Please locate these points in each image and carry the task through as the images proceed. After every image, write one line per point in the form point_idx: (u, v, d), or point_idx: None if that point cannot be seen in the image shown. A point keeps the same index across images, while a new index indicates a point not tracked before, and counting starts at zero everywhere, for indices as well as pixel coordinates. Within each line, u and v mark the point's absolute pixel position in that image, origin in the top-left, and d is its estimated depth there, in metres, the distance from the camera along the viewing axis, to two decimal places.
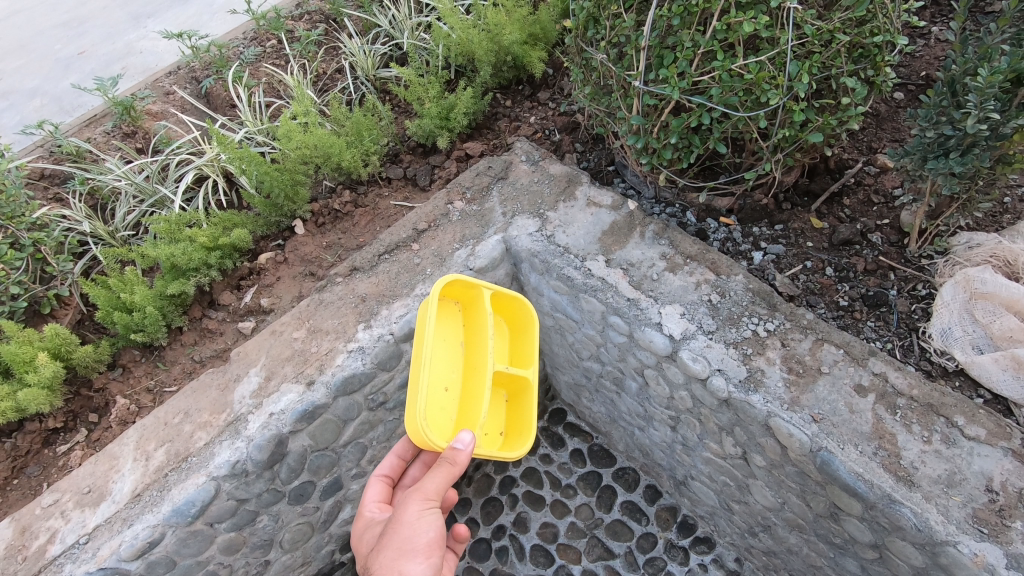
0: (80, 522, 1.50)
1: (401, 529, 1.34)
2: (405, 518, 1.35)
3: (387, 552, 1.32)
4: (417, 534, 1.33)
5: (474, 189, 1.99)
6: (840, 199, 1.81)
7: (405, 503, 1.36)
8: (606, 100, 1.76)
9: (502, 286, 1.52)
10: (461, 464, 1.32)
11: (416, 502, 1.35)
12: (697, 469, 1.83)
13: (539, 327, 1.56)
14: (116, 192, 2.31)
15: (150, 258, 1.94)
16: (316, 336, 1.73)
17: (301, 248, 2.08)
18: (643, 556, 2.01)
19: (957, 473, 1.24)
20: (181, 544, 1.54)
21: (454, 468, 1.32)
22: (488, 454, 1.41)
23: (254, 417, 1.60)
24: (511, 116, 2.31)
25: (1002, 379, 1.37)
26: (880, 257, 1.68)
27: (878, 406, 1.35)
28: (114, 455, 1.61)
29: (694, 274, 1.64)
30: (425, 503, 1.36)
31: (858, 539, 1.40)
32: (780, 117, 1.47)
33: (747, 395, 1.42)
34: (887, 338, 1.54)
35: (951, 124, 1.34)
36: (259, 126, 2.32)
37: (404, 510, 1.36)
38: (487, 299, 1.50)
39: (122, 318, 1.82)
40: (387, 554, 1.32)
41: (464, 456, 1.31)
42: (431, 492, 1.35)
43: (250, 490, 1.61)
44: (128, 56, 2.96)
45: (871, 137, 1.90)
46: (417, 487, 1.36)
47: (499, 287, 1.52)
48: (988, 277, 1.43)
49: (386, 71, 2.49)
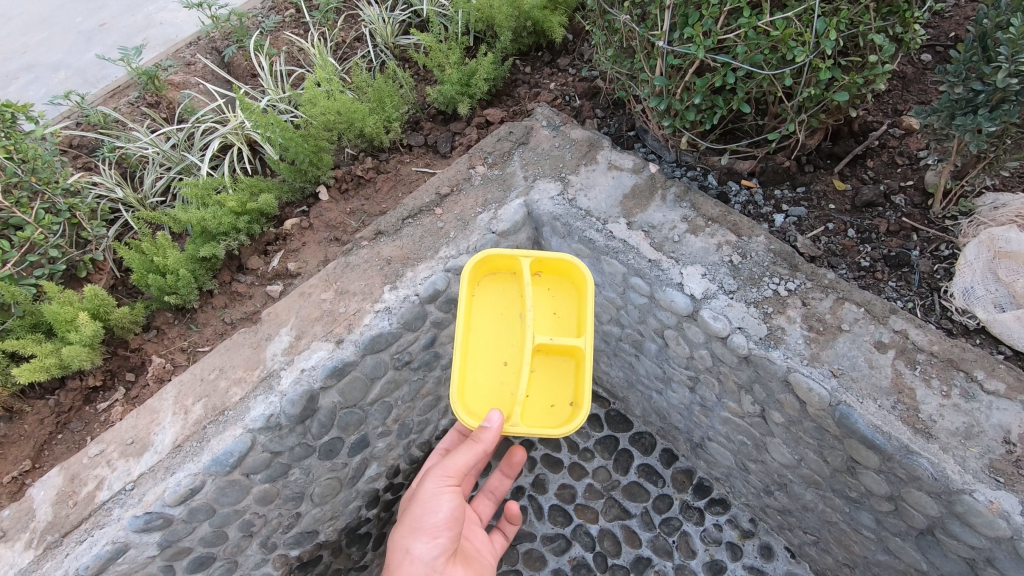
0: (126, 471, 1.58)
1: (421, 505, 1.53)
2: (424, 495, 1.54)
3: (406, 527, 1.51)
4: (434, 510, 1.50)
5: (496, 154, 2.00)
6: (864, 161, 1.80)
7: (428, 483, 1.55)
8: (628, 62, 1.76)
9: (541, 253, 1.54)
10: (485, 442, 1.39)
11: (436, 480, 1.53)
12: (714, 430, 1.87)
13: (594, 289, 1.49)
14: (143, 159, 2.37)
15: (181, 222, 2.00)
16: (344, 297, 1.78)
17: (326, 214, 2.11)
18: (659, 516, 2.07)
19: (975, 425, 1.27)
20: (220, 492, 1.62)
21: (480, 447, 1.42)
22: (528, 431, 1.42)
23: (286, 373, 1.66)
24: (531, 83, 2.31)
25: (1022, 335, 1.40)
26: (903, 218, 1.68)
27: (897, 361, 1.37)
28: (154, 409, 1.68)
29: (716, 236, 1.66)
30: (442, 480, 1.53)
31: (874, 491, 1.43)
32: (806, 75, 1.47)
33: (768, 351, 1.45)
34: (908, 298, 1.56)
35: (981, 80, 1.34)
36: (281, 94, 2.35)
37: (426, 489, 1.54)
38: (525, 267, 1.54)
39: (156, 280, 1.88)
40: (405, 528, 1.51)
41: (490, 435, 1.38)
42: (450, 470, 1.51)
43: (284, 443, 1.68)
44: (149, 27, 2.98)
45: (897, 100, 1.87)
46: (440, 467, 1.53)
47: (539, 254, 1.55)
48: (1012, 236, 1.43)
49: (406, 39, 2.49)
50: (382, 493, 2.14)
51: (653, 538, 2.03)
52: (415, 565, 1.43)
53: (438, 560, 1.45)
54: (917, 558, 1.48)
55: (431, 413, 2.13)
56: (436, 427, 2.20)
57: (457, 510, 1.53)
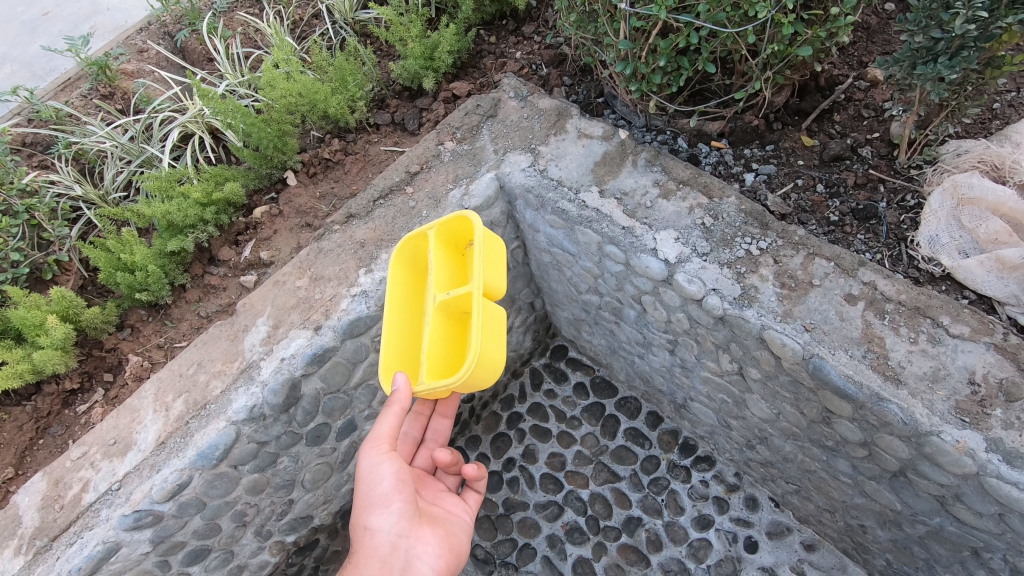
0: (110, 471, 1.58)
1: (364, 482, 1.51)
2: (363, 470, 1.51)
3: (359, 505, 1.52)
4: (378, 481, 1.49)
5: (464, 129, 1.97)
6: (831, 115, 1.81)
7: (364, 457, 1.52)
8: (592, 27, 1.73)
9: (442, 219, 1.57)
10: (400, 403, 1.44)
11: (371, 452, 1.50)
12: (695, 391, 1.91)
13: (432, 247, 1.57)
14: (102, 154, 2.29)
15: (145, 216, 1.95)
16: (319, 283, 1.76)
17: (295, 200, 2.07)
18: (647, 477, 2.12)
19: (941, 368, 1.31)
20: (208, 485, 1.63)
21: (397, 408, 1.45)
22: (431, 386, 1.41)
23: (266, 363, 1.65)
24: (496, 53, 2.26)
25: (986, 280, 1.43)
26: (870, 170, 1.70)
27: (867, 312, 1.40)
28: (134, 408, 1.67)
29: (687, 199, 1.67)
30: (377, 453, 1.50)
31: (849, 439, 1.48)
32: (769, 32, 1.46)
33: (742, 310, 1.47)
34: (877, 250, 1.58)
35: (940, 27, 1.34)
36: (240, 78, 2.27)
37: (363, 464, 1.51)
38: (429, 239, 1.58)
39: (125, 278, 1.84)
40: (357, 506, 1.51)
41: (401, 397, 1.43)
42: (379, 441, 1.49)
43: (269, 433, 1.68)
44: (95, 14, 2.84)
45: (862, 52, 1.87)
46: (370, 439, 1.51)
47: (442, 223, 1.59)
48: (974, 182, 1.46)
49: (365, 13, 2.41)
50: None
51: (643, 499, 2.08)
52: (377, 537, 1.46)
53: (400, 526, 1.48)
54: (892, 499, 1.54)
55: None
56: None
57: (402, 473, 1.51)
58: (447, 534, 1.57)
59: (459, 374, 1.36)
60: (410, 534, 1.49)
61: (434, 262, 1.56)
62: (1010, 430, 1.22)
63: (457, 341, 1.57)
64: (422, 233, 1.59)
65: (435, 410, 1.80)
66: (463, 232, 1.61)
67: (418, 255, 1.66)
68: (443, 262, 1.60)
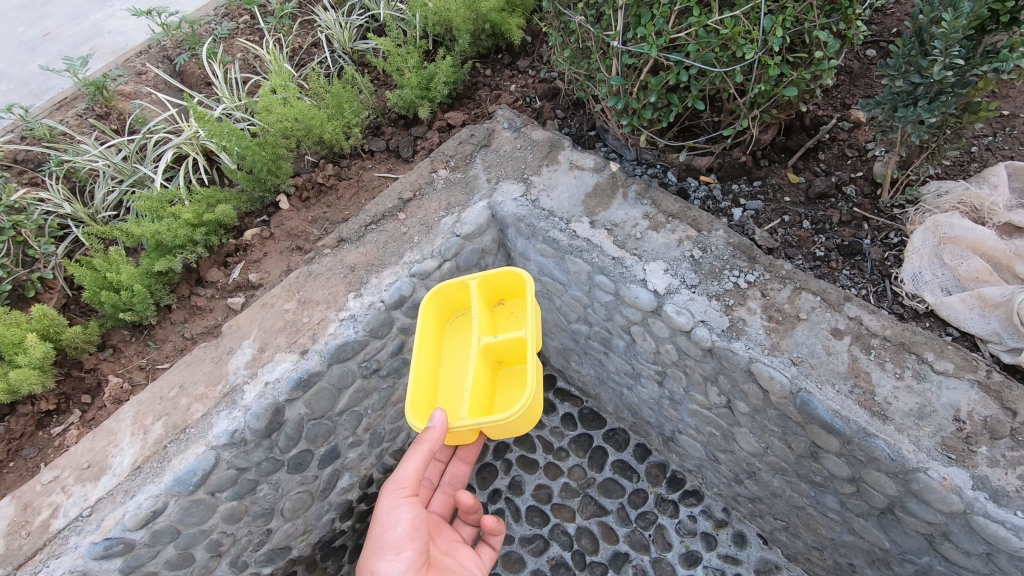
0: (82, 496, 1.52)
1: (379, 524, 1.51)
2: (381, 512, 1.52)
3: (368, 550, 1.49)
4: (393, 525, 1.49)
5: (458, 157, 2.00)
6: (816, 154, 1.86)
7: (383, 500, 1.54)
8: (585, 63, 1.77)
9: (488, 272, 1.61)
10: (432, 441, 1.40)
11: (391, 494, 1.52)
12: (684, 423, 1.89)
13: (474, 294, 1.60)
14: (94, 172, 2.29)
15: (134, 235, 1.94)
16: (307, 307, 1.75)
17: (287, 223, 2.07)
18: (634, 511, 2.09)
19: (927, 405, 1.31)
20: (184, 513, 1.57)
21: (426, 447, 1.41)
22: (476, 424, 1.41)
23: (250, 387, 1.62)
24: (491, 86, 2.30)
25: (969, 317, 1.46)
26: (855, 208, 1.74)
27: (853, 347, 1.42)
28: (111, 430, 1.63)
29: (676, 232, 1.69)
30: (397, 496, 1.52)
31: (837, 475, 1.47)
32: (756, 72, 1.51)
33: (730, 342, 1.48)
34: (862, 285, 1.61)
35: (919, 73, 1.39)
36: (237, 102, 2.30)
37: (382, 506, 1.53)
38: (474, 288, 1.61)
39: (109, 297, 1.82)
40: (366, 550, 1.49)
41: (437, 434, 1.40)
42: (399, 485, 1.52)
43: (250, 459, 1.64)
44: (96, 36, 2.87)
45: (845, 94, 1.94)
46: (392, 481, 1.53)
47: (487, 275, 1.63)
48: (955, 222, 1.50)
49: (364, 43, 2.47)
50: (355, 504, 2.09)
51: (630, 534, 2.04)
52: None
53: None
54: (880, 537, 1.52)
55: (402, 420, 2.08)
56: (408, 433, 2.15)
57: (418, 520, 1.52)
58: None
59: (513, 415, 1.39)
60: None
61: (478, 311, 1.60)
62: (996, 468, 1.23)
63: (486, 386, 1.59)
64: (466, 281, 1.61)
65: (456, 454, 1.84)
66: (505, 288, 1.67)
67: (451, 300, 1.66)
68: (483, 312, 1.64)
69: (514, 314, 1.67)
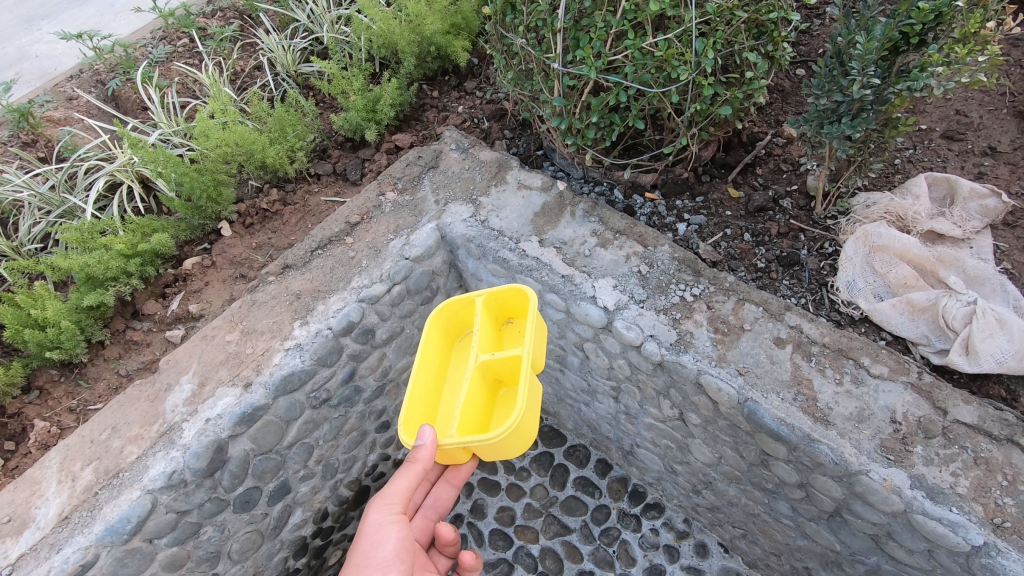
0: (2, 554, 1.41)
1: (365, 540, 1.45)
2: (368, 529, 1.47)
3: (351, 567, 1.42)
4: (381, 544, 1.44)
5: (405, 179, 1.98)
6: (754, 169, 1.93)
7: (371, 515, 1.48)
8: (529, 85, 1.80)
9: (494, 288, 1.53)
10: (422, 461, 1.35)
11: (380, 511, 1.47)
12: (641, 437, 1.90)
13: (479, 311, 1.53)
14: (18, 204, 2.17)
15: (62, 269, 1.84)
16: (250, 337, 1.68)
17: (229, 250, 2.00)
18: (598, 528, 2.07)
19: (866, 409, 1.36)
20: (118, 564, 1.47)
21: (418, 466, 1.37)
22: (464, 441, 1.34)
23: (189, 425, 1.54)
24: (439, 107, 2.30)
25: (900, 321, 1.52)
26: (791, 220, 1.81)
27: (795, 355, 1.46)
28: (35, 479, 1.51)
29: (624, 248, 1.71)
30: (386, 512, 1.48)
31: (787, 481, 1.50)
32: (691, 92, 1.55)
33: (679, 356, 1.50)
34: (801, 294, 1.66)
35: (841, 91, 1.47)
36: (174, 127, 2.22)
37: (369, 521, 1.47)
38: (478, 304, 1.54)
39: (33, 335, 1.71)
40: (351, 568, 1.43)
41: (428, 453, 1.34)
42: (390, 500, 1.47)
43: (190, 501, 1.55)
44: (22, 61, 2.74)
45: (778, 111, 2.03)
46: (381, 497, 1.48)
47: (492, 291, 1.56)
48: (883, 231, 1.58)
49: (308, 66, 2.43)
50: (310, 540, 2.01)
51: (594, 551, 2.03)
52: None
53: None
54: (831, 540, 1.56)
55: (357, 449, 2.02)
56: (364, 463, 2.08)
57: (406, 538, 1.46)
58: None
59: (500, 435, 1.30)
60: None
61: (479, 330, 1.53)
62: (932, 466, 1.28)
63: (481, 407, 1.52)
64: (471, 297, 1.55)
65: (443, 477, 1.74)
66: (510, 305, 1.58)
67: (454, 318, 1.59)
68: (488, 332, 1.56)
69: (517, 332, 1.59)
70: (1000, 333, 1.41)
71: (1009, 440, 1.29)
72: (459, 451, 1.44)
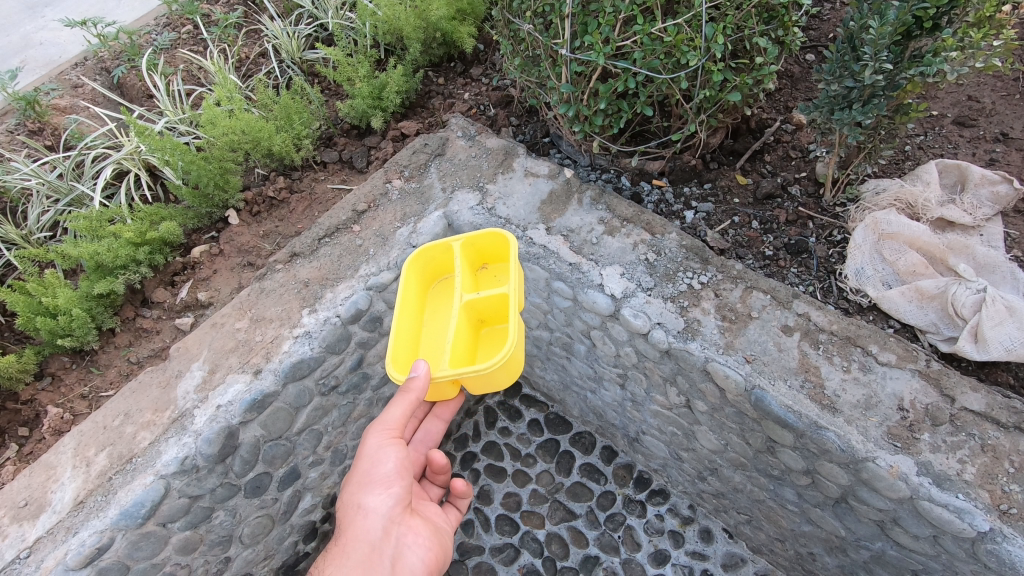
0: (20, 537, 1.43)
1: (364, 460, 1.45)
2: (367, 450, 1.46)
3: (351, 483, 1.44)
4: (381, 463, 1.44)
5: (412, 167, 1.98)
6: (762, 156, 1.92)
7: (370, 437, 1.47)
8: (536, 71, 1.79)
9: (471, 233, 1.58)
10: (417, 391, 1.37)
11: (378, 434, 1.46)
12: (647, 424, 1.91)
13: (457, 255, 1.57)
14: (26, 192, 2.17)
15: (72, 257, 1.85)
16: (259, 325, 1.70)
17: (237, 238, 2.01)
18: (603, 513, 2.09)
19: (873, 396, 1.37)
20: (133, 547, 1.50)
21: (412, 397, 1.38)
22: (456, 372, 1.38)
23: (200, 411, 1.56)
24: (445, 94, 2.29)
25: (908, 309, 1.52)
26: (800, 207, 1.80)
27: (802, 343, 1.46)
28: (50, 464, 1.54)
29: (631, 236, 1.71)
30: (384, 436, 1.46)
31: (793, 467, 1.51)
32: (700, 78, 1.54)
33: (686, 344, 1.50)
34: (809, 282, 1.66)
35: (852, 77, 1.45)
36: (180, 115, 2.22)
37: (368, 444, 1.47)
38: (456, 249, 1.58)
39: (44, 323, 1.73)
40: (351, 485, 1.44)
41: (421, 383, 1.37)
42: (387, 425, 1.44)
43: (203, 486, 1.57)
44: (26, 49, 2.73)
45: (787, 97, 2.02)
46: (379, 422, 1.45)
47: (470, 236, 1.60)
48: (892, 219, 1.58)
49: (313, 53, 2.42)
50: (319, 524, 2.04)
51: (599, 536, 2.05)
52: (370, 518, 1.39)
53: (394, 511, 1.43)
54: (836, 526, 1.57)
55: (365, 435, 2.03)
56: None
57: (405, 458, 1.47)
58: (436, 531, 1.53)
59: (492, 363, 1.35)
60: (401, 520, 1.44)
61: (459, 272, 1.57)
62: (938, 453, 1.28)
63: (466, 344, 1.56)
64: (449, 243, 1.58)
65: (432, 411, 1.74)
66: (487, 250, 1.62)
67: (432, 265, 1.62)
68: (467, 276, 1.60)
69: (497, 277, 1.63)
70: (1008, 321, 1.40)
71: (1017, 428, 1.29)
72: (449, 385, 1.48)
